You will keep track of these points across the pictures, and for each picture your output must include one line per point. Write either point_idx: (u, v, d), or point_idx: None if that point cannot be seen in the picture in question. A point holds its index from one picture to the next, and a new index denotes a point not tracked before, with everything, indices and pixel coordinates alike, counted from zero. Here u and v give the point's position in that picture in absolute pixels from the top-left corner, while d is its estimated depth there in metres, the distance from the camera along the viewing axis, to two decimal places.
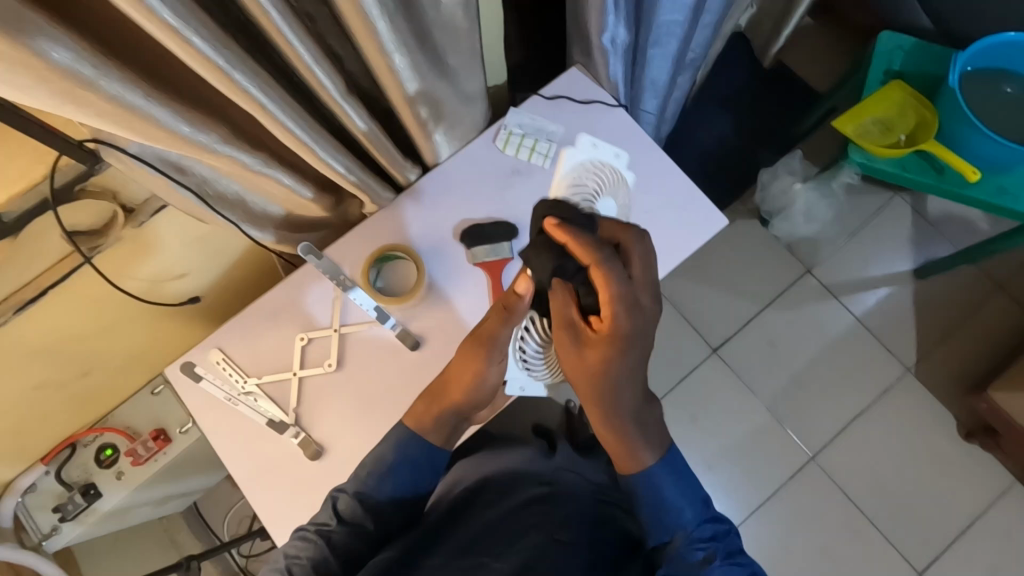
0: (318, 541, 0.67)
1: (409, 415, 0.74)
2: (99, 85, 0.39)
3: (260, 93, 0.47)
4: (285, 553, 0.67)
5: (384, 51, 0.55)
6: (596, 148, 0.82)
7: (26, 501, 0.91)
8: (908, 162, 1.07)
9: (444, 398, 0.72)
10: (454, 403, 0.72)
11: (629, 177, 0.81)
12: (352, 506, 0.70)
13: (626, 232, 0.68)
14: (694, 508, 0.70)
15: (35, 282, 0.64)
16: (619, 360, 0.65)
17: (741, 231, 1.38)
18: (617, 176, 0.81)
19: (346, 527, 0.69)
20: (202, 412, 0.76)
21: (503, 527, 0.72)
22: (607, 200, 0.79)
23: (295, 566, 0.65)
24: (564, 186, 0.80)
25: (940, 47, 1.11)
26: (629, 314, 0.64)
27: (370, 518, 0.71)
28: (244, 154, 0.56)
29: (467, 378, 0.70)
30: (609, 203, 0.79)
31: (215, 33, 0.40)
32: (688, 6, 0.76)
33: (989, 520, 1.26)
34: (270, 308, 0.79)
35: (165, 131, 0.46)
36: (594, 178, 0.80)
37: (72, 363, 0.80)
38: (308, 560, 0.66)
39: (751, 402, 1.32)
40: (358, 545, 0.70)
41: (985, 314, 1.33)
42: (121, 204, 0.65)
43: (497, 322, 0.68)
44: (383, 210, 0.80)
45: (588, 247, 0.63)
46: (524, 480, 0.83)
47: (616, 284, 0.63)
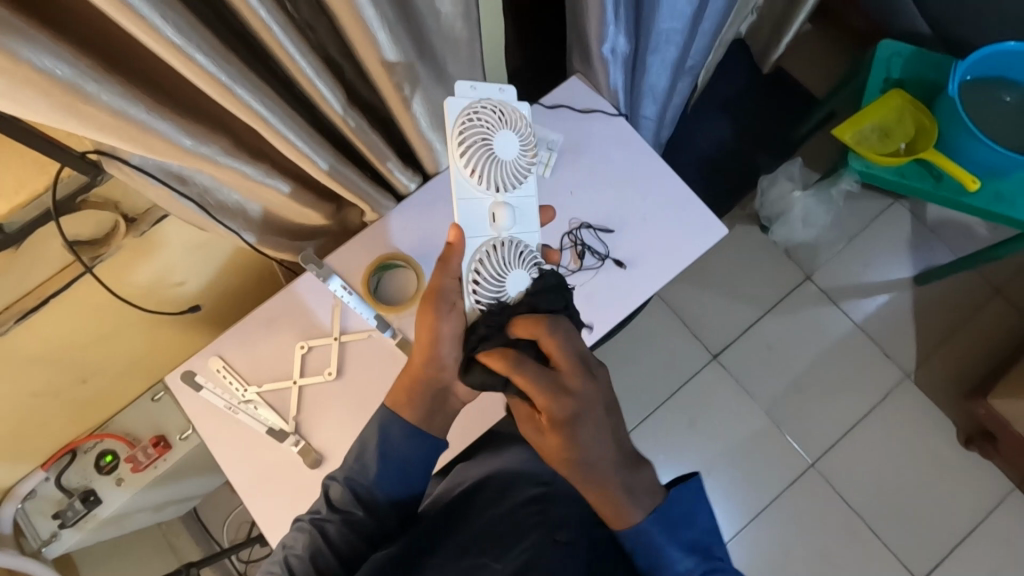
0: (312, 530, 0.68)
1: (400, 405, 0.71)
2: (102, 101, 0.39)
3: (261, 106, 0.47)
4: (284, 545, 0.69)
5: (385, 63, 0.55)
6: (471, 91, 0.65)
7: (26, 507, 0.91)
8: (907, 170, 1.08)
9: (410, 370, 0.69)
10: (417, 371, 0.68)
11: (522, 106, 0.66)
12: (341, 494, 0.70)
13: (541, 325, 0.58)
14: (695, 557, 0.63)
15: (36, 292, 0.65)
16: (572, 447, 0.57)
17: (740, 237, 1.38)
18: (507, 106, 0.65)
19: (338, 516, 0.69)
20: (202, 420, 0.76)
21: (501, 529, 0.72)
22: (505, 129, 0.64)
23: (292, 558, 0.66)
24: (455, 138, 0.63)
25: (940, 55, 1.11)
26: (561, 404, 0.56)
27: (359, 505, 0.70)
28: (245, 165, 0.56)
29: (426, 340, 0.65)
30: (508, 132, 0.64)
31: (217, 49, 0.41)
32: (688, 15, 0.76)
33: (988, 526, 1.26)
34: (270, 316, 0.79)
35: (167, 144, 0.46)
36: (484, 110, 0.64)
37: (72, 370, 0.81)
38: (303, 551, 0.67)
39: (750, 408, 1.32)
40: (354, 538, 0.69)
41: (984, 320, 1.33)
42: (122, 214, 0.65)
43: (439, 274, 0.64)
44: (384, 219, 0.80)
45: (499, 360, 0.57)
46: (521, 479, 0.81)
47: (536, 382, 0.56)
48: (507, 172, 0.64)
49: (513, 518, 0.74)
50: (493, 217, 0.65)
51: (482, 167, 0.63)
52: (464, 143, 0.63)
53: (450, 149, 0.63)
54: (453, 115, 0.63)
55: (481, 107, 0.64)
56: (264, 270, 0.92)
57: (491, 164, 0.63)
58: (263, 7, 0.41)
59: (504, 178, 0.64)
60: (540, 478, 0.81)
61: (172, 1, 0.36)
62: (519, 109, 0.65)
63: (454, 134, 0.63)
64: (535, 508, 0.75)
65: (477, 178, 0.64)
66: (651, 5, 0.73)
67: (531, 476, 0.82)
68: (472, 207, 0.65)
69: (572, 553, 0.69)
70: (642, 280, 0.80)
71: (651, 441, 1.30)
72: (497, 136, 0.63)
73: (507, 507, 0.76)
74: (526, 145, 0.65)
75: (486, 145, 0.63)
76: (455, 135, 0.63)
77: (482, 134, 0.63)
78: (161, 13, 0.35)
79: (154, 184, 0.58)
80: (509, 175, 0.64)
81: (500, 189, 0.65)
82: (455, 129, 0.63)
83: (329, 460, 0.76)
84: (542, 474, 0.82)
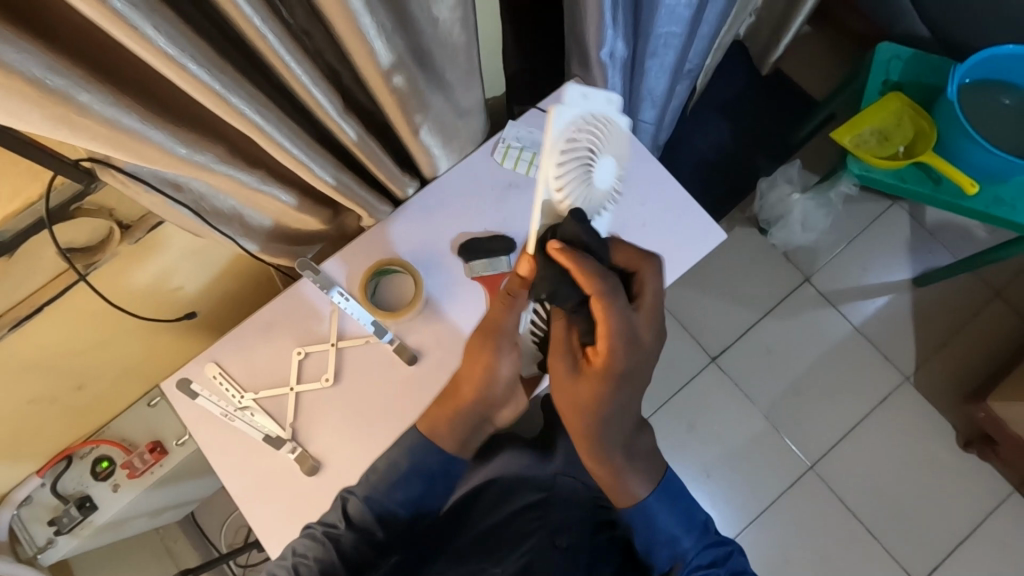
0: (326, 542, 0.67)
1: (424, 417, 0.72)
2: (95, 111, 0.39)
3: (257, 115, 0.47)
4: (293, 551, 0.67)
5: (383, 69, 0.54)
6: (584, 97, 0.55)
7: (21, 513, 0.91)
8: (906, 173, 1.07)
9: (456, 398, 0.70)
10: (464, 403, 0.70)
11: (623, 123, 0.58)
12: (360, 511, 0.70)
13: (644, 262, 0.63)
14: (693, 536, 0.72)
15: (29, 299, 0.64)
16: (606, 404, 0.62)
17: (739, 239, 1.38)
18: (618, 125, 0.58)
19: (354, 532, 0.69)
20: (198, 427, 0.76)
21: (506, 536, 0.77)
22: (608, 156, 0.58)
23: (302, 567, 0.66)
24: (556, 154, 0.54)
25: (938, 58, 1.11)
26: (628, 352, 0.60)
27: (378, 523, 0.71)
28: (240, 172, 0.56)
29: (478, 372, 0.67)
30: (611, 159, 0.58)
31: (211, 59, 0.40)
32: (687, 19, 0.75)
33: (987, 530, 1.25)
34: (267, 322, 0.79)
35: (162, 153, 0.46)
36: (594, 132, 0.56)
37: (67, 377, 0.80)
38: (315, 561, 0.66)
39: (749, 411, 1.32)
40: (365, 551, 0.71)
41: (983, 322, 1.33)
42: (117, 221, 0.65)
43: (501, 309, 0.65)
44: (381, 224, 0.80)
45: (597, 281, 0.57)
46: (523, 485, 0.83)
47: (617, 324, 0.58)
48: (594, 202, 0.60)
49: (514, 527, 0.78)
50: (553, 216, 0.60)
51: (575, 194, 0.57)
52: (566, 164, 0.55)
53: (550, 163, 0.54)
54: (564, 128, 0.54)
55: (595, 127, 0.56)
56: (261, 274, 0.92)
57: (582, 193, 0.58)
58: (258, 16, 0.40)
59: (589, 206, 0.60)
60: (541, 483, 0.83)
61: (166, 11, 0.36)
62: (625, 130, 0.59)
63: (556, 151, 0.54)
64: (534, 516, 0.79)
65: (564, 202, 0.58)
66: (650, 8, 0.73)
67: (531, 481, 0.83)
68: (551, 227, 0.59)
69: (570, 558, 0.76)
70: None
71: (650, 444, 1.30)
72: (598, 163, 0.58)
73: (506, 514, 0.80)
74: (619, 171, 0.61)
75: (586, 168, 0.57)
76: (559, 152, 0.54)
77: (585, 159, 0.56)
78: (154, 24, 0.34)
79: (149, 192, 0.58)
80: (595, 204, 0.60)
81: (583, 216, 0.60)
82: (558, 143, 0.54)
83: (326, 467, 0.76)
84: (543, 479, 0.83)
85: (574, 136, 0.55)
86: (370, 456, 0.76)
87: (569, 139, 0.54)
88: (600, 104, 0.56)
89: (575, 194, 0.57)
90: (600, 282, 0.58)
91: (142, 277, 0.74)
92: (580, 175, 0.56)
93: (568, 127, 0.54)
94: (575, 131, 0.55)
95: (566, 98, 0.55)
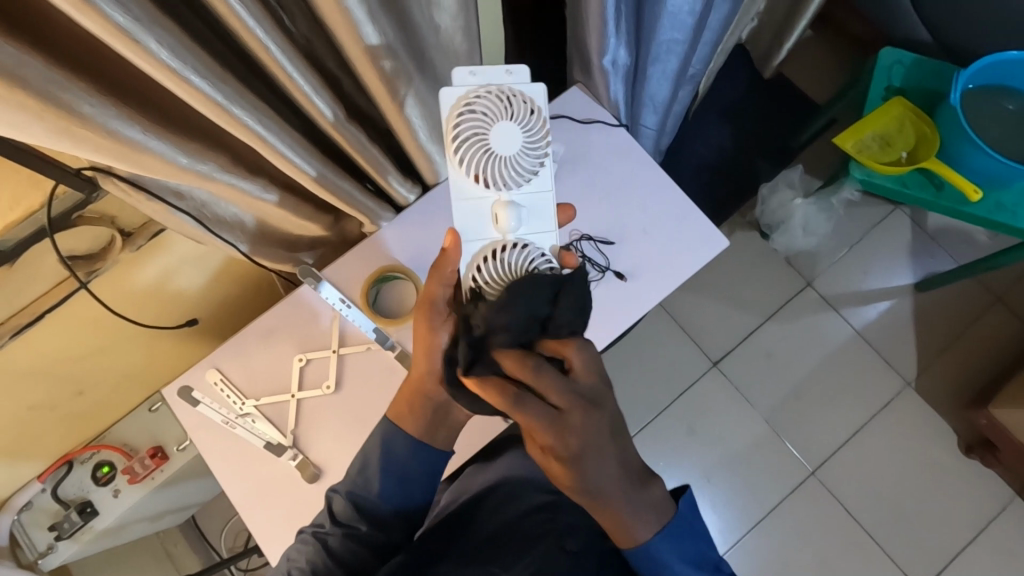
0: (315, 544, 0.67)
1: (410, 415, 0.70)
2: (97, 124, 0.39)
3: (259, 125, 0.47)
4: (288, 558, 0.68)
5: (386, 78, 0.54)
6: (474, 77, 0.60)
7: (22, 518, 0.91)
8: (908, 179, 1.07)
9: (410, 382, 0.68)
10: (416, 384, 0.67)
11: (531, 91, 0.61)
12: (345, 508, 0.69)
13: (562, 345, 0.55)
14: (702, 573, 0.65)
15: (30, 308, 0.64)
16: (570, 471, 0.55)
17: (741, 244, 1.37)
18: (515, 95, 0.59)
19: (341, 529, 0.69)
20: (199, 434, 0.76)
21: (512, 536, 0.74)
22: (505, 122, 0.58)
23: (294, 570, 0.66)
24: (450, 133, 0.59)
25: (941, 63, 1.11)
26: (564, 437, 0.53)
27: (363, 520, 0.69)
28: (242, 181, 0.56)
29: (423, 353, 0.64)
30: (510, 125, 0.58)
31: (214, 71, 0.40)
32: (689, 25, 0.75)
33: (989, 535, 1.25)
34: (268, 328, 0.79)
35: (164, 163, 0.46)
36: (485, 104, 0.58)
37: (67, 383, 0.80)
38: (306, 564, 0.66)
39: (750, 416, 1.31)
40: (357, 552, 0.69)
41: (984, 327, 1.33)
42: (118, 228, 0.65)
43: (434, 286, 0.61)
44: (383, 230, 0.80)
45: (499, 395, 0.53)
46: (529, 486, 0.81)
47: (537, 421, 0.53)
48: (511, 173, 0.60)
49: (520, 527, 0.75)
50: (497, 219, 0.61)
51: (483, 168, 0.59)
52: (460, 139, 0.58)
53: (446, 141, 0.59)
54: (452, 106, 0.59)
55: (482, 101, 0.58)
56: (262, 280, 0.91)
57: (491, 166, 0.59)
58: (262, 28, 0.40)
59: (507, 176, 0.60)
60: (547, 486, 0.81)
61: (168, 24, 0.36)
62: (526, 98, 0.60)
63: (450, 129, 0.58)
64: (542, 518, 0.76)
65: (477, 179, 0.60)
66: (652, 14, 0.72)
67: (537, 483, 0.82)
68: (471, 206, 0.60)
69: (579, 562, 0.71)
70: (643, 293, 0.79)
71: (650, 450, 1.30)
72: (496, 132, 0.58)
73: (510, 516, 0.77)
74: (531, 138, 0.60)
75: (483, 142, 0.58)
76: (451, 128, 0.58)
77: (478, 130, 0.58)
78: (156, 37, 0.34)
79: (151, 200, 0.58)
80: (515, 175, 0.60)
81: (503, 189, 0.60)
82: (450, 121, 0.59)
83: (327, 473, 0.76)
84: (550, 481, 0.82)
85: (463, 113, 0.58)
86: None
87: (459, 115, 0.58)
88: (493, 79, 0.61)
89: (480, 166, 0.59)
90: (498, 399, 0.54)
91: (143, 284, 0.74)
92: (480, 140, 0.58)
93: (454, 104, 0.59)
94: (461, 108, 0.58)
95: (452, 81, 0.60)
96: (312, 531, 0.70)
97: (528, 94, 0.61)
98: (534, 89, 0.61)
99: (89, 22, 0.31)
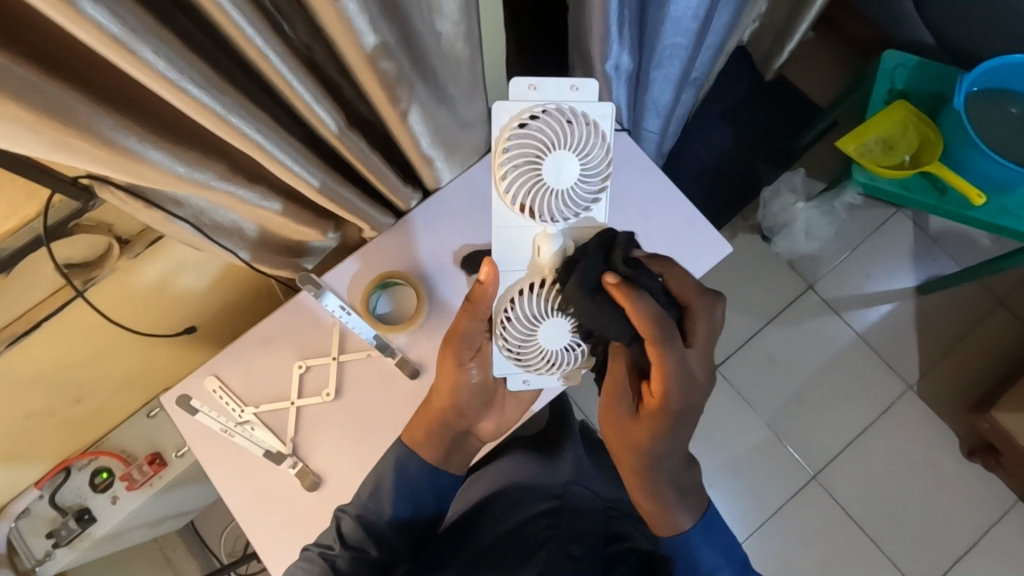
0: (321, 564, 0.65)
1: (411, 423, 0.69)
2: (91, 134, 0.38)
3: (257, 134, 0.46)
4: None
5: (386, 84, 0.54)
6: (535, 92, 0.60)
7: (20, 524, 0.90)
8: (911, 183, 1.06)
9: (428, 409, 0.70)
10: (436, 413, 0.69)
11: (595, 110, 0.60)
12: (353, 529, 0.68)
13: (697, 301, 0.61)
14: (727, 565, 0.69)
15: (26, 316, 0.64)
16: (654, 431, 0.62)
17: (742, 247, 1.37)
18: (577, 119, 0.57)
19: (349, 552, 0.67)
20: (198, 443, 0.75)
21: (517, 543, 0.73)
22: (561, 151, 0.56)
23: None
24: (501, 155, 0.58)
25: (944, 66, 1.10)
26: (684, 394, 0.60)
27: (372, 543, 0.68)
28: (240, 189, 0.55)
29: (447, 387, 0.67)
30: (566, 154, 0.56)
31: (211, 81, 0.40)
32: (692, 30, 0.75)
33: (991, 539, 1.25)
34: (267, 335, 0.78)
35: (161, 172, 0.45)
36: (543, 128, 0.57)
37: (64, 390, 0.79)
38: None
39: (751, 420, 1.31)
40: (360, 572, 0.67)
41: (986, 331, 1.32)
42: (116, 236, 0.64)
43: (467, 320, 0.63)
44: (383, 235, 0.79)
45: (652, 318, 0.56)
46: (532, 492, 0.80)
47: (668, 363, 0.58)
48: (561, 204, 0.59)
49: (522, 535, 0.74)
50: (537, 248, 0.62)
51: (531, 198, 0.59)
52: (510, 163, 0.58)
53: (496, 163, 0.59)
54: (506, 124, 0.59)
55: (540, 124, 0.57)
56: (261, 285, 0.91)
57: (540, 195, 0.58)
58: (261, 37, 0.40)
59: (556, 206, 0.59)
60: (551, 492, 0.80)
61: (165, 34, 0.35)
62: (588, 122, 0.57)
63: (501, 151, 0.58)
64: (546, 524, 0.75)
65: (522, 207, 0.60)
66: (655, 19, 0.72)
67: (541, 488, 0.81)
68: (512, 230, 0.62)
69: (583, 567, 0.70)
70: None
71: None
72: (552, 160, 0.57)
73: (512, 524, 0.76)
74: (588, 169, 0.58)
75: (535, 170, 0.57)
76: (502, 150, 0.58)
77: (531, 156, 0.57)
78: (152, 47, 0.34)
79: (150, 208, 0.57)
80: (565, 206, 0.59)
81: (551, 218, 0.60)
82: (502, 142, 0.58)
83: (328, 481, 0.75)
84: (553, 486, 0.81)
85: (517, 134, 0.58)
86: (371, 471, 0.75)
87: (512, 136, 0.58)
88: (555, 96, 0.60)
89: (530, 194, 0.58)
90: (648, 326, 0.56)
91: (140, 291, 0.73)
92: (531, 171, 0.57)
93: (508, 124, 0.58)
94: (515, 129, 0.57)
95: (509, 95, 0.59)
96: (318, 551, 0.68)
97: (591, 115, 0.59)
98: (597, 109, 0.59)
99: (84, 34, 0.30)
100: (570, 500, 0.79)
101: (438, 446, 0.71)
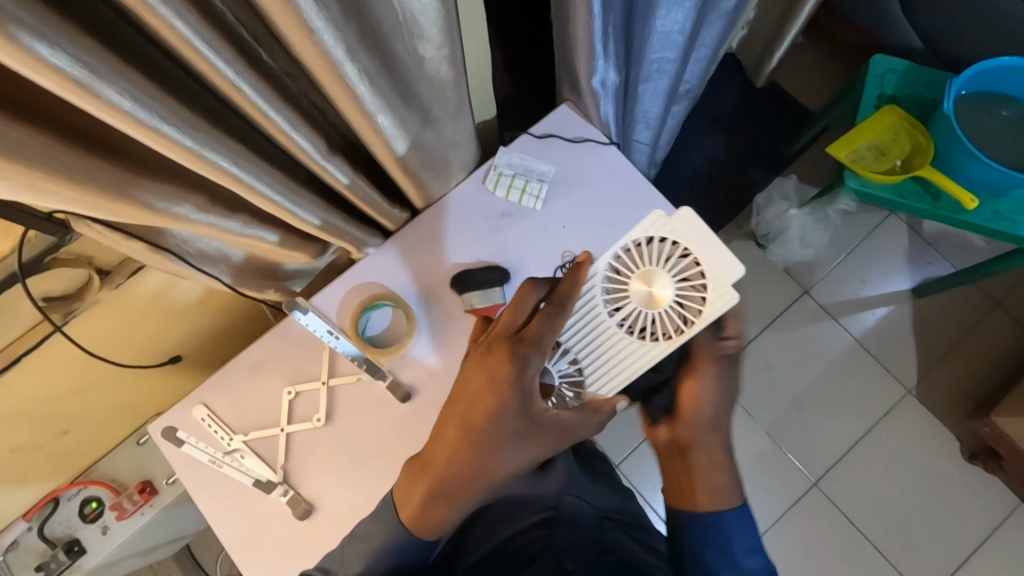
0: None
1: (407, 509, 0.61)
2: (61, 178, 0.37)
3: (234, 166, 0.46)
4: None
5: (368, 113, 0.53)
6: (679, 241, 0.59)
7: (8, 559, 0.87)
8: (904, 188, 1.05)
9: (428, 471, 0.58)
10: (443, 491, 0.57)
11: (639, 275, 0.60)
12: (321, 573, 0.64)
13: None
14: None
15: (6, 351, 0.63)
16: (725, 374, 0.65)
17: (736, 253, 1.35)
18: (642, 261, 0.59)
19: None
20: (187, 475, 0.74)
21: (510, 557, 0.68)
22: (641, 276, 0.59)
23: None
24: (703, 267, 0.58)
25: (932, 71, 1.10)
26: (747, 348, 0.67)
27: None
28: (219, 219, 0.54)
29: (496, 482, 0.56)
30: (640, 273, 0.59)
31: (187, 120, 0.39)
32: (680, 43, 0.73)
33: (996, 542, 1.23)
34: (255, 361, 0.77)
35: (135, 208, 0.45)
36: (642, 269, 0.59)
37: (51, 422, 0.78)
38: None
39: (750, 427, 1.30)
40: None
41: (983, 332, 1.31)
42: (96, 268, 0.64)
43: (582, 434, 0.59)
44: (371, 257, 0.79)
45: None
46: (523, 503, 0.73)
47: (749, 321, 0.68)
48: (576, 327, 0.64)
49: (516, 549, 0.69)
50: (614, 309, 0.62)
51: (633, 310, 0.61)
52: (696, 269, 0.58)
53: (706, 273, 0.58)
54: (704, 245, 0.58)
55: (638, 248, 0.60)
56: (250, 309, 0.90)
57: (626, 317, 0.62)
58: (233, 71, 0.39)
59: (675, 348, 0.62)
60: (542, 502, 0.73)
61: (132, 73, 0.34)
62: (643, 251, 0.59)
63: (719, 286, 0.57)
64: (538, 536, 0.69)
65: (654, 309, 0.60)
66: (642, 35, 0.71)
67: (529, 501, 0.73)
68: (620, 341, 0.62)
69: None
70: None
71: (630, 481, 1.23)
72: (648, 297, 0.60)
73: (509, 534, 0.71)
74: (624, 257, 0.61)
75: (691, 278, 0.58)
76: (722, 299, 0.57)
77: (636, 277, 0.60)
78: (116, 88, 0.33)
79: (130, 240, 0.57)
80: (580, 330, 0.63)
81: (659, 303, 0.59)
82: (718, 276, 0.57)
83: (320, 508, 0.74)
84: (544, 497, 0.74)
85: (693, 268, 0.58)
86: (360, 500, 0.74)
87: (693, 265, 0.58)
88: (692, 233, 0.58)
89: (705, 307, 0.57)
90: None
91: (121, 324, 0.73)
92: (696, 279, 0.58)
93: (689, 266, 0.58)
94: (688, 258, 0.58)
95: (731, 265, 0.57)
96: None
97: (648, 273, 0.59)
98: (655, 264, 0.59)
99: (43, 79, 0.29)
100: (564, 511, 0.72)
101: (450, 519, 0.59)
